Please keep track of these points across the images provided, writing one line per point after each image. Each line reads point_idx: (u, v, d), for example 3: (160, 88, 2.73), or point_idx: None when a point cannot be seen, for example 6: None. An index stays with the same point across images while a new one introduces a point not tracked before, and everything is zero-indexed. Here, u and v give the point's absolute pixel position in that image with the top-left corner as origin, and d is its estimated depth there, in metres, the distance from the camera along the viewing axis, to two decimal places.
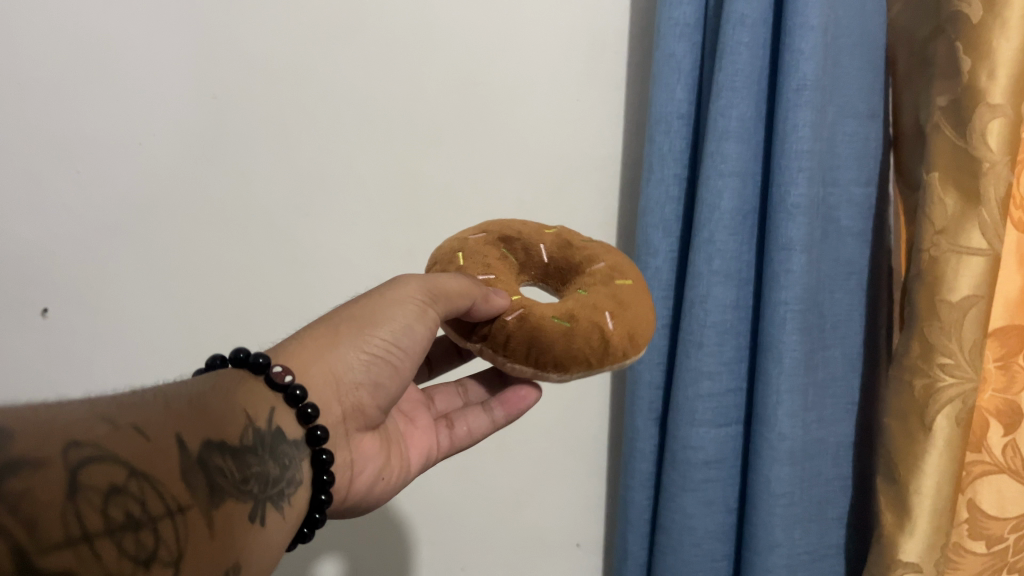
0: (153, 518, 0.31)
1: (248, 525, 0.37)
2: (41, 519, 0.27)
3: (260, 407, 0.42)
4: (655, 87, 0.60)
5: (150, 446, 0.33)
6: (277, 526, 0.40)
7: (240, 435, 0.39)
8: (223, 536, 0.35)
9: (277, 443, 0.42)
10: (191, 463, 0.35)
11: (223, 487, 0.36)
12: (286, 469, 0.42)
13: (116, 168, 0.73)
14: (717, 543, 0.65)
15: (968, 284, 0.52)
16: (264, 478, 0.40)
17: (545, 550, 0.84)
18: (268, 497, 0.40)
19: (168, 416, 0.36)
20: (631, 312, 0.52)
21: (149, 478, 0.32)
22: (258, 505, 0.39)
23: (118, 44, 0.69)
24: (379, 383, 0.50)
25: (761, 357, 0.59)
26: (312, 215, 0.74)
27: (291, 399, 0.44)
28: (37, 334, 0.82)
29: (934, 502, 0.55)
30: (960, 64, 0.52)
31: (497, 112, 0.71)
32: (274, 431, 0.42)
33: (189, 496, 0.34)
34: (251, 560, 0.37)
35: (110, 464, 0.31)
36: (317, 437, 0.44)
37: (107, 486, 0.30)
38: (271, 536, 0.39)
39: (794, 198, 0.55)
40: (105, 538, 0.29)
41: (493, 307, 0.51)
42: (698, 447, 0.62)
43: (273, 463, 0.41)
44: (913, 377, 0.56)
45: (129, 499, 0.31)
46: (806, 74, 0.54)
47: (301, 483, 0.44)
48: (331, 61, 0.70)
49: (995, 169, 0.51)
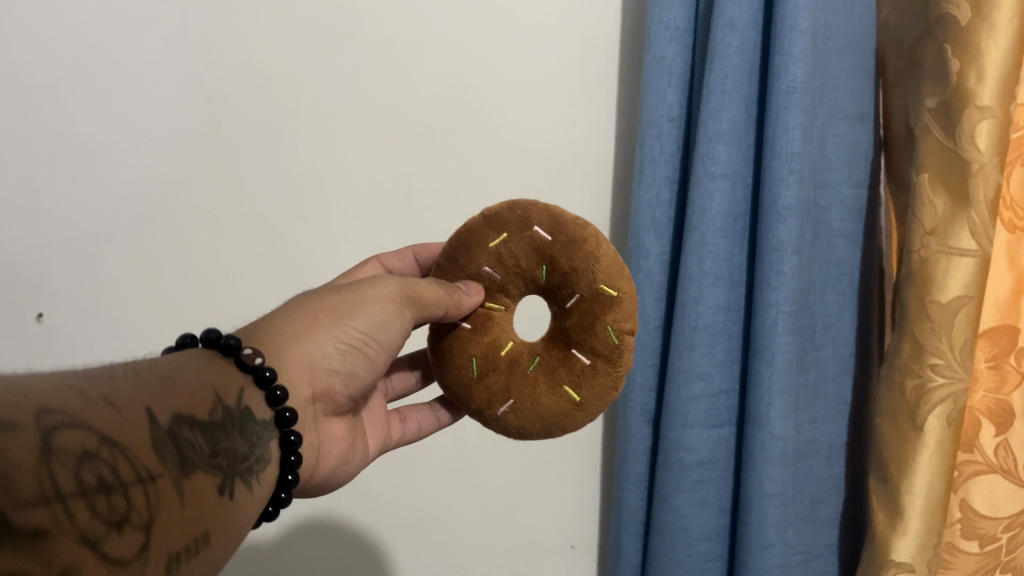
0: (124, 484, 0.32)
1: (218, 497, 0.38)
2: (14, 479, 0.28)
3: (230, 386, 0.42)
4: (646, 91, 0.61)
5: (121, 416, 0.34)
6: (247, 500, 0.41)
7: (209, 411, 0.40)
8: (193, 505, 0.36)
9: (246, 421, 0.42)
10: (162, 434, 0.35)
11: (193, 459, 0.37)
12: (254, 447, 0.43)
13: (109, 173, 0.73)
14: (710, 544, 0.66)
15: (958, 285, 0.52)
16: (234, 454, 0.40)
17: (541, 552, 0.84)
18: (237, 472, 0.40)
19: (138, 392, 0.36)
20: (569, 415, 0.52)
21: (121, 445, 0.33)
22: (228, 478, 0.39)
23: (113, 49, 0.70)
24: (353, 373, 0.51)
25: (753, 359, 0.59)
26: (306, 219, 0.74)
27: (262, 380, 0.44)
28: (31, 341, 0.79)
29: (926, 502, 0.55)
30: (949, 65, 0.52)
31: (491, 116, 0.72)
32: (243, 409, 0.42)
33: (160, 465, 0.34)
34: (221, 532, 0.38)
35: (83, 429, 0.31)
36: (287, 419, 0.45)
37: (80, 450, 0.31)
38: (240, 511, 0.40)
39: (785, 200, 0.56)
40: (78, 499, 0.30)
41: (461, 309, 0.52)
42: (691, 448, 0.62)
43: (242, 440, 0.41)
44: (905, 378, 0.56)
45: (101, 463, 0.31)
46: (796, 77, 0.54)
47: (270, 462, 0.44)
48: (326, 66, 0.70)
49: (984, 170, 0.51)
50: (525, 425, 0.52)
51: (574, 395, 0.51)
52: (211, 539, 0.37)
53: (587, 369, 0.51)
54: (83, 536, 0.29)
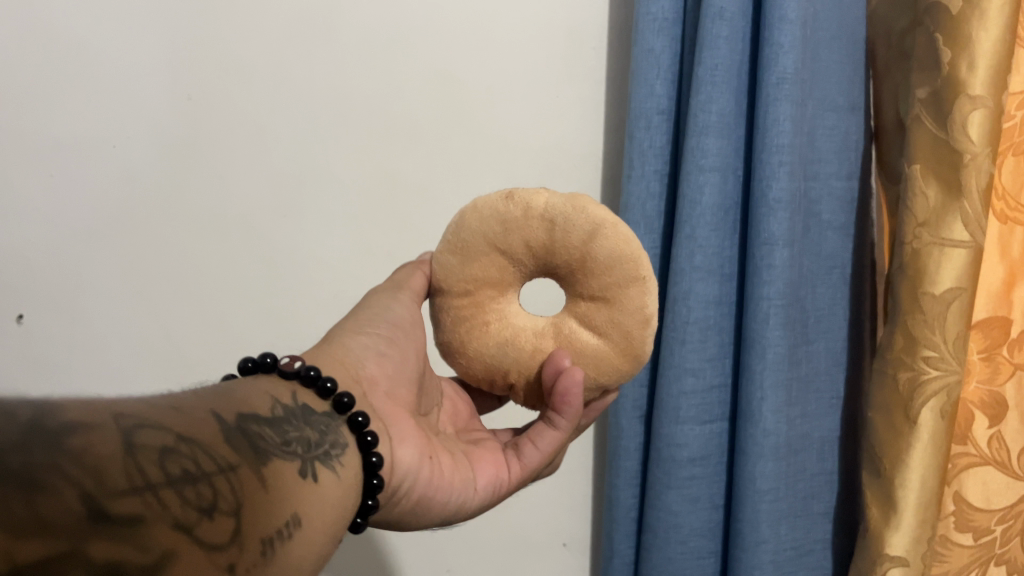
0: (207, 473, 0.29)
1: (301, 481, 0.35)
2: (103, 469, 0.26)
3: (281, 390, 0.40)
4: (633, 83, 0.60)
5: (189, 418, 0.32)
6: (336, 485, 0.38)
7: (271, 409, 0.38)
8: (279, 491, 0.33)
9: (308, 414, 0.40)
10: (232, 431, 0.33)
11: (269, 448, 0.34)
12: (326, 434, 0.40)
13: (88, 170, 0.71)
14: (703, 541, 0.65)
15: (951, 277, 0.52)
16: (307, 441, 0.38)
17: (531, 550, 0.84)
18: (315, 456, 0.38)
19: (200, 398, 0.34)
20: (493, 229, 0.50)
21: (196, 443, 0.30)
22: (307, 463, 0.37)
23: (87, 44, 0.68)
24: (382, 354, 0.49)
25: (743, 354, 0.59)
26: (289, 216, 0.73)
27: (308, 380, 0.42)
28: (12, 343, 0.78)
29: (920, 495, 0.55)
30: (940, 56, 0.52)
31: (475, 112, 0.71)
32: (302, 406, 0.40)
33: (238, 456, 0.32)
34: (312, 515, 0.35)
35: (158, 429, 0.29)
36: (345, 403, 0.42)
37: (160, 445, 0.29)
38: (329, 494, 0.37)
39: (776, 192, 0.55)
40: (167, 488, 0.27)
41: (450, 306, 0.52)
42: (683, 444, 0.62)
43: (310, 428, 0.39)
44: (897, 371, 0.55)
45: (182, 457, 0.29)
46: (786, 68, 0.53)
47: (349, 446, 0.41)
48: (306, 61, 0.69)
49: (976, 161, 0.50)
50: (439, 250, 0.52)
51: None
52: (305, 522, 0.34)
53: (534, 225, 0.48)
54: (177, 523, 0.27)
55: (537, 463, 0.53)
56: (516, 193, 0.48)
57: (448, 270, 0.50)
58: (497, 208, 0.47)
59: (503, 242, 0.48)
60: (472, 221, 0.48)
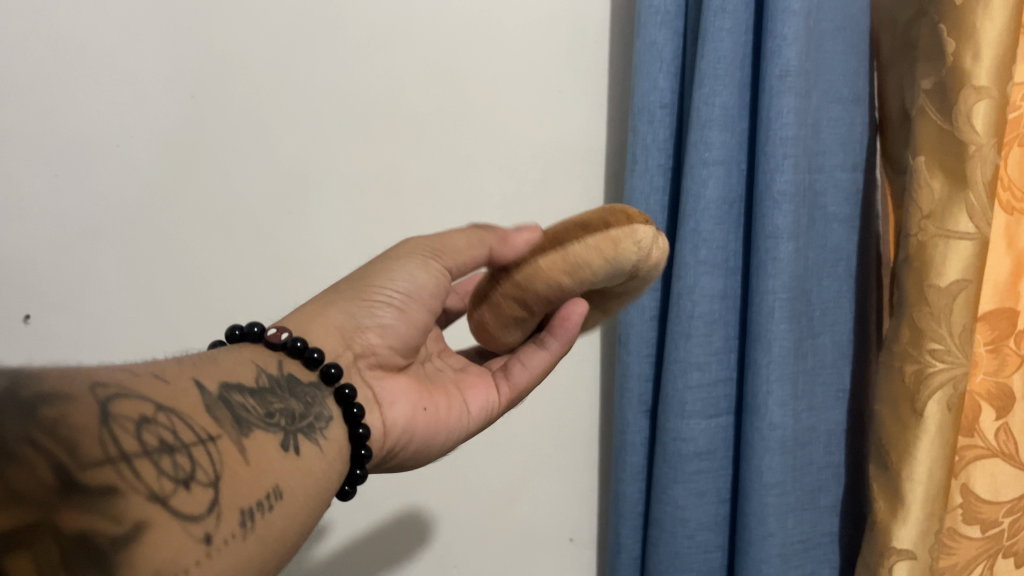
0: (186, 444, 0.31)
1: (283, 454, 0.37)
2: (78, 441, 0.27)
3: (266, 360, 0.41)
4: (637, 77, 0.60)
5: (172, 387, 0.34)
6: (319, 457, 0.39)
7: (255, 379, 0.39)
8: (260, 463, 0.35)
9: (293, 385, 0.41)
10: (213, 401, 0.35)
11: (250, 419, 0.36)
12: (311, 406, 0.41)
13: (93, 170, 0.72)
14: (710, 535, 0.65)
15: (957, 269, 0.51)
16: (291, 413, 0.39)
17: (538, 546, 0.84)
18: (299, 428, 0.39)
19: (184, 367, 0.36)
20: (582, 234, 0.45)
21: (175, 413, 0.32)
22: (290, 436, 0.38)
23: (90, 44, 0.68)
24: (387, 326, 0.48)
25: (750, 348, 0.59)
26: (293, 214, 0.73)
27: (295, 352, 0.42)
28: (19, 342, 0.79)
29: (928, 488, 0.54)
30: (945, 46, 0.51)
31: (478, 107, 0.71)
32: (286, 376, 0.41)
33: (218, 427, 0.34)
34: (295, 488, 0.37)
35: (138, 398, 0.31)
36: (332, 374, 0.43)
37: (138, 415, 0.30)
38: (312, 465, 0.38)
39: (780, 185, 0.55)
40: (144, 459, 0.29)
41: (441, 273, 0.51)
42: (689, 439, 0.62)
43: (296, 399, 0.40)
44: (904, 363, 0.55)
45: (160, 428, 0.31)
46: (790, 60, 0.53)
47: (333, 419, 0.42)
48: (308, 58, 0.69)
49: (981, 152, 0.50)
50: (523, 252, 0.46)
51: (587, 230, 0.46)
52: (288, 495, 0.36)
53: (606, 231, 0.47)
54: (153, 494, 0.29)
55: (527, 383, 0.54)
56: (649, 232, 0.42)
57: (534, 278, 0.44)
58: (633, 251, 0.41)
59: (610, 281, 0.43)
60: (547, 265, 0.43)
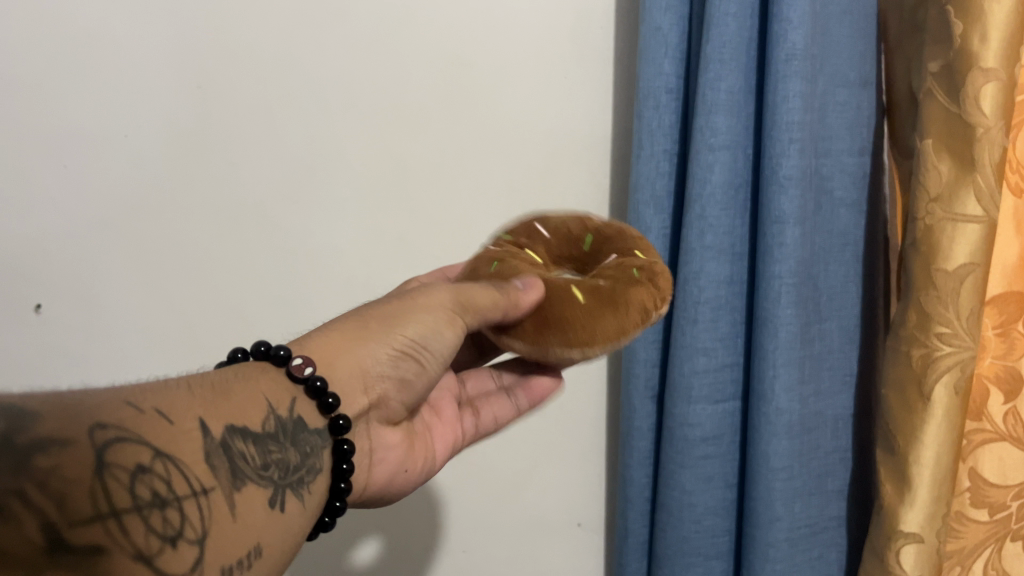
0: (178, 497, 0.33)
1: (269, 510, 0.38)
2: (67, 497, 0.29)
3: (281, 396, 0.42)
4: (642, 62, 0.59)
5: (175, 430, 0.35)
6: (299, 512, 0.41)
7: (262, 422, 0.40)
8: (247, 518, 0.37)
9: (298, 431, 0.42)
10: (215, 447, 0.36)
11: (245, 470, 0.37)
12: (307, 457, 0.43)
13: (101, 160, 0.72)
14: (718, 520, 0.65)
15: (965, 252, 0.51)
16: (286, 466, 0.40)
17: (546, 531, 0.84)
18: (288, 483, 0.40)
19: (194, 400, 0.37)
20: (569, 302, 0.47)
21: (173, 460, 0.33)
22: (278, 491, 0.39)
23: (97, 34, 0.68)
24: (406, 380, 0.49)
25: (756, 332, 0.59)
26: (300, 203, 0.74)
27: (313, 390, 0.43)
28: (30, 332, 0.79)
29: (935, 471, 0.54)
30: (952, 28, 0.51)
31: (483, 95, 0.71)
32: (295, 420, 0.42)
33: (213, 478, 0.35)
34: (273, 543, 0.38)
35: (136, 445, 0.32)
36: (340, 426, 0.44)
37: (134, 466, 0.31)
38: (292, 519, 0.40)
39: (786, 169, 0.55)
40: (134, 515, 0.31)
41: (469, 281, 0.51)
42: (696, 424, 0.62)
43: (294, 449, 0.42)
44: (911, 348, 0.55)
45: (155, 479, 0.32)
46: (796, 44, 0.53)
47: (321, 472, 0.44)
48: (314, 46, 0.69)
49: (989, 135, 0.50)
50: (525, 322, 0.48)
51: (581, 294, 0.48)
52: (264, 551, 0.38)
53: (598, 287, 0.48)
54: (139, 554, 0.30)
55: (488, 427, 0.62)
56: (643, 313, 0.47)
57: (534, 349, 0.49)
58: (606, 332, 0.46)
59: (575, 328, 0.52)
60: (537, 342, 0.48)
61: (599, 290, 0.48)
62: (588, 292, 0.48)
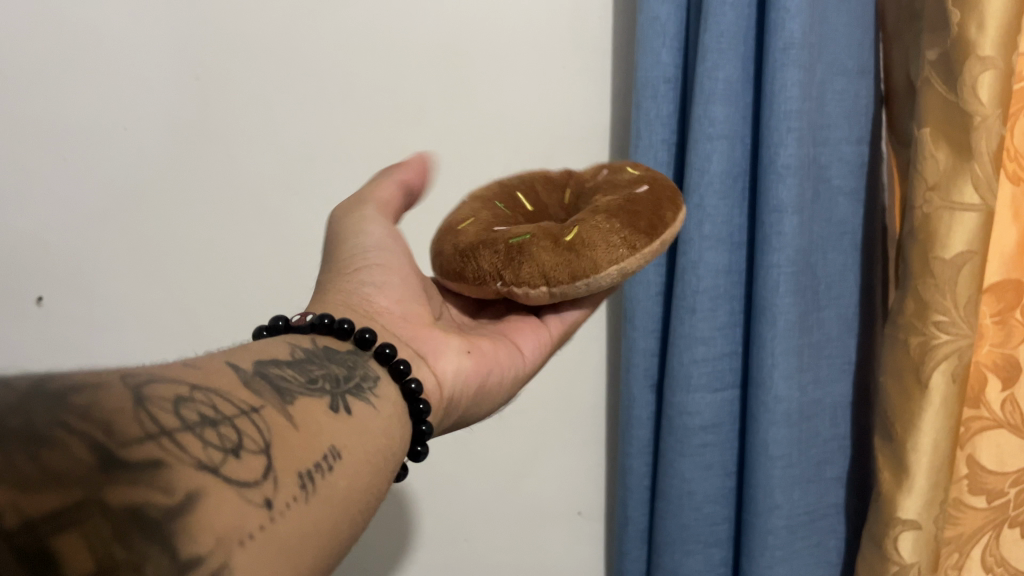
0: (228, 417, 0.31)
1: (332, 415, 0.37)
2: (111, 419, 0.26)
3: (302, 340, 0.43)
4: (640, 52, 0.59)
5: (204, 370, 0.34)
6: (371, 412, 0.40)
7: (291, 355, 0.40)
8: (309, 426, 0.35)
9: (331, 355, 0.43)
10: (250, 376, 0.36)
11: (291, 388, 0.36)
12: (354, 370, 0.42)
13: (102, 152, 0.72)
14: (717, 508, 0.65)
15: (962, 241, 0.51)
16: (333, 378, 0.40)
17: (547, 520, 0.85)
18: (346, 391, 0.40)
19: (217, 354, 0.37)
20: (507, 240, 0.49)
21: (211, 390, 0.32)
22: (337, 398, 0.38)
23: (96, 27, 0.68)
24: (388, 282, 0.52)
25: (755, 321, 0.59)
26: (300, 194, 0.74)
27: (326, 327, 0.45)
28: (31, 324, 0.79)
29: (932, 458, 0.55)
30: (950, 16, 0.51)
31: (480, 86, 0.71)
32: (324, 350, 0.43)
33: (259, 398, 0.34)
34: (353, 450, 0.36)
35: (170, 382, 0.31)
36: (367, 339, 0.45)
37: (173, 396, 0.30)
38: (366, 421, 0.39)
39: (784, 158, 0.55)
40: (186, 433, 0.28)
41: (419, 173, 0.58)
42: (695, 412, 0.62)
43: (336, 365, 0.42)
44: (909, 335, 0.55)
45: (199, 405, 0.31)
46: (793, 33, 0.53)
47: (380, 378, 0.44)
48: (312, 37, 0.69)
49: (986, 123, 0.50)
50: (467, 262, 0.50)
51: (518, 235, 0.49)
52: (346, 455, 0.35)
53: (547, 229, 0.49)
54: (202, 464, 0.28)
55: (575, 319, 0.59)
56: (556, 256, 0.47)
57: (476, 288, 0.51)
58: (525, 272, 0.47)
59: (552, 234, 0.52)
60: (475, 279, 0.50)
61: (602, 217, 0.47)
62: (529, 234, 0.48)
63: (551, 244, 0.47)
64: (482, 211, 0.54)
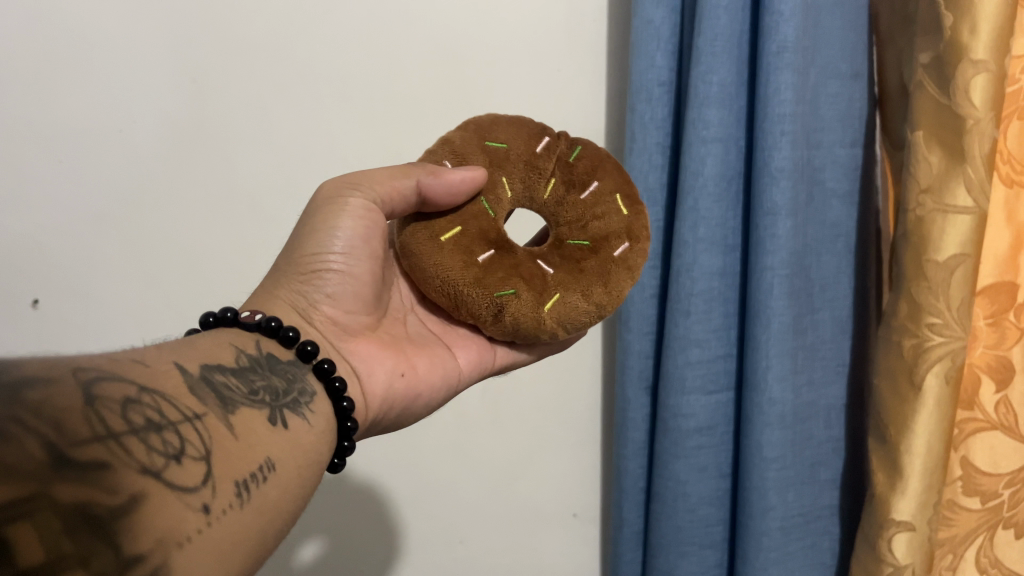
0: (172, 422, 0.33)
1: (270, 428, 0.39)
2: (64, 420, 0.28)
3: (246, 341, 0.44)
4: (634, 55, 0.60)
5: (152, 370, 0.35)
6: (306, 429, 0.41)
7: (235, 360, 0.41)
8: (248, 438, 0.37)
9: (274, 364, 0.44)
10: (195, 381, 0.37)
11: (233, 397, 0.38)
12: (294, 383, 0.43)
13: (98, 155, 0.71)
14: (711, 509, 0.66)
15: (956, 243, 0.52)
16: (274, 390, 0.41)
17: (543, 522, 0.85)
18: (284, 404, 0.41)
19: (164, 352, 0.38)
20: (488, 284, 0.50)
21: (158, 394, 0.34)
22: (275, 411, 0.40)
23: (91, 28, 0.67)
24: (340, 295, 0.51)
25: (749, 324, 0.59)
26: (296, 197, 0.74)
27: (270, 330, 0.45)
28: (24, 329, 0.77)
29: (926, 460, 0.55)
30: (942, 20, 0.51)
31: (475, 89, 0.71)
32: (266, 356, 0.44)
33: (203, 406, 0.35)
34: (286, 462, 0.38)
35: (119, 382, 0.32)
36: (309, 351, 0.45)
37: (122, 397, 0.31)
38: (301, 437, 0.41)
39: (778, 161, 0.55)
40: (131, 436, 0.30)
41: (443, 181, 0.49)
42: (689, 415, 0.62)
43: (277, 377, 0.43)
44: (902, 338, 0.56)
45: (146, 407, 0.32)
46: (786, 36, 0.53)
47: (317, 395, 0.44)
48: (309, 39, 0.69)
49: (978, 126, 0.50)
50: (441, 289, 0.50)
51: (501, 285, 0.50)
52: (279, 466, 0.38)
53: (528, 282, 0.50)
54: (145, 468, 0.29)
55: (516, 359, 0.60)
56: (536, 325, 0.50)
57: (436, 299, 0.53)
58: (497, 327, 0.51)
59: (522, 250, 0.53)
60: (442, 299, 0.51)
61: (583, 288, 0.51)
62: (512, 288, 0.50)
63: (535, 304, 0.50)
64: (468, 217, 0.51)
